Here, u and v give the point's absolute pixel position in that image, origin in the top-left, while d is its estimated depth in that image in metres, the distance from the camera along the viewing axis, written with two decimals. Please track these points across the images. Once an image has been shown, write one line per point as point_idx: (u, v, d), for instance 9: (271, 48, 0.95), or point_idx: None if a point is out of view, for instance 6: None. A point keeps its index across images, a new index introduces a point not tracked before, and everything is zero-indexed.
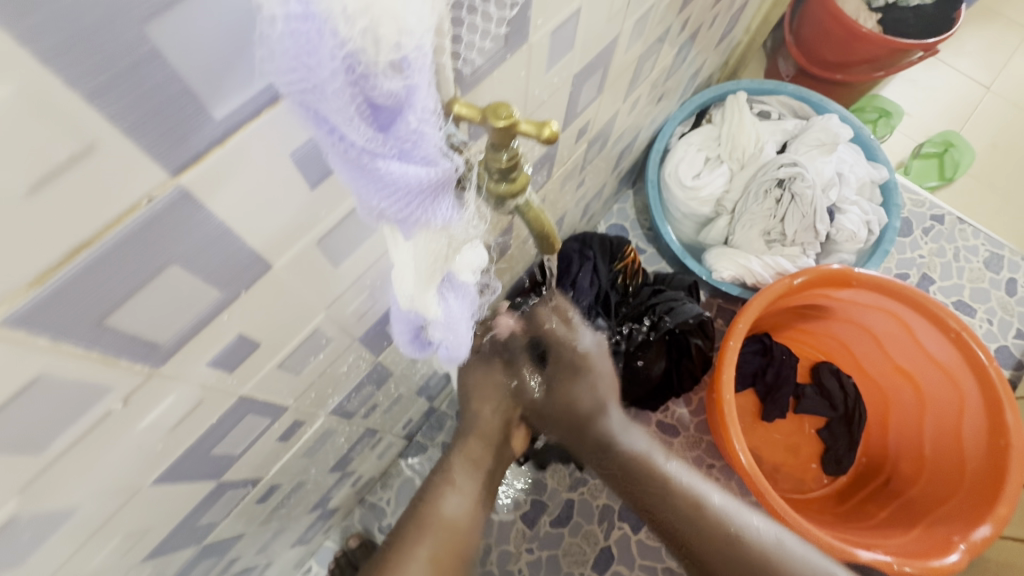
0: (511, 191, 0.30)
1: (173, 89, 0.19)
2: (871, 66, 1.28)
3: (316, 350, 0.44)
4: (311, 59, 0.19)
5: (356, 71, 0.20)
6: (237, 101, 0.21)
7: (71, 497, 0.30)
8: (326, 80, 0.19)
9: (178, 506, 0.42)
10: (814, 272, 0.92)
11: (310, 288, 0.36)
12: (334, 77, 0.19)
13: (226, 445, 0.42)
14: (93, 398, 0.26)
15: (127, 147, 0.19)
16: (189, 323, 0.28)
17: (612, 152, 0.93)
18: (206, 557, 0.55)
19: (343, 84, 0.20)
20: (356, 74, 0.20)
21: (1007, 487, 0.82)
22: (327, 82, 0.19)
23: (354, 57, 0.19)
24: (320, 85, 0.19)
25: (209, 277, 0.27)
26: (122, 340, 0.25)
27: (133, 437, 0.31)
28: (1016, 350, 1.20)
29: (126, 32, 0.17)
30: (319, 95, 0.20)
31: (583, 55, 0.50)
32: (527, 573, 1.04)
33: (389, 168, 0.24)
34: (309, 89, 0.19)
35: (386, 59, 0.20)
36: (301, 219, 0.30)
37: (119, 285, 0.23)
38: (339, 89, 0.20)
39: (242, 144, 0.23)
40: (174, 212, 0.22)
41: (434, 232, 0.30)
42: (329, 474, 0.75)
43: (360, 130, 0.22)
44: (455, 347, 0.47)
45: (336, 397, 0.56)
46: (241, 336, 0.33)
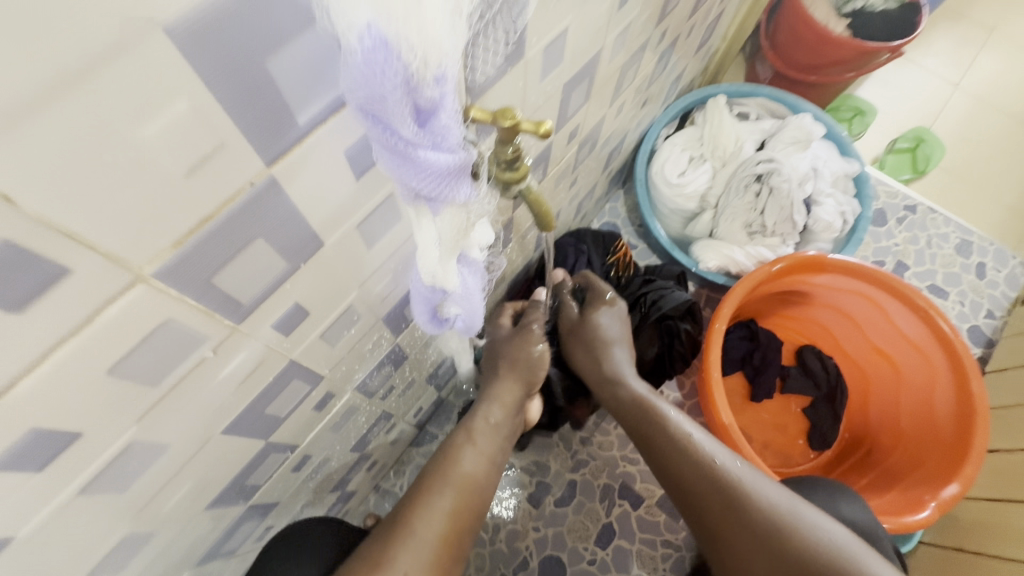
0: (515, 177, 0.38)
1: (276, 102, 0.26)
2: (843, 68, 1.36)
3: (349, 324, 0.51)
4: (379, 77, 0.26)
5: (410, 84, 0.27)
6: (314, 109, 0.29)
7: (167, 434, 0.37)
8: (388, 92, 0.27)
9: (236, 461, 0.49)
10: (791, 259, 1.00)
11: (350, 266, 0.44)
12: (395, 90, 0.27)
13: (275, 407, 0.49)
14: (195, 344, 0.33)
15: (244, 145, 0.27)
16: (263, 288, 0.35)
17: (602, 153, 1.01)
18: (249, 520, 0.62)
19: (402, 95, 0.27)
20: (409, 87, 0.27)
21: (974, 449, 0.89)
22: (390, 93, 0.27)
23: (411, 75, 0.26)
24: (384, 96, 0.27)
25: (281, 249, 0.35)
26: (220, 297, 0.32)
27: (215, 385, 0.38)
28: (988, 329, 1.28)
29: (253, 64, 0.24)
30: (382, 102, 0.27)
31: (571, 67, 0.58)
32: (535, 550, 1.10)
33: (427, 156, 0.31)
34: (374, 97, 0.27)
35: (432, 75, 0.27)
36: (347, 204, 0.37)
37: (224, 251, 0.30)
38: (398, 97, 0.27)
39: (313, 141, 0.30)
40: (265, 195, 0.30)
41: (456, 209, 0.37)
42: (350, 453, 0.81)
43: (408, 127, 0.29)
44: (470, 318, 0.55)
45: (361, 373, 0.63)
46: (297, 305, 0.41)
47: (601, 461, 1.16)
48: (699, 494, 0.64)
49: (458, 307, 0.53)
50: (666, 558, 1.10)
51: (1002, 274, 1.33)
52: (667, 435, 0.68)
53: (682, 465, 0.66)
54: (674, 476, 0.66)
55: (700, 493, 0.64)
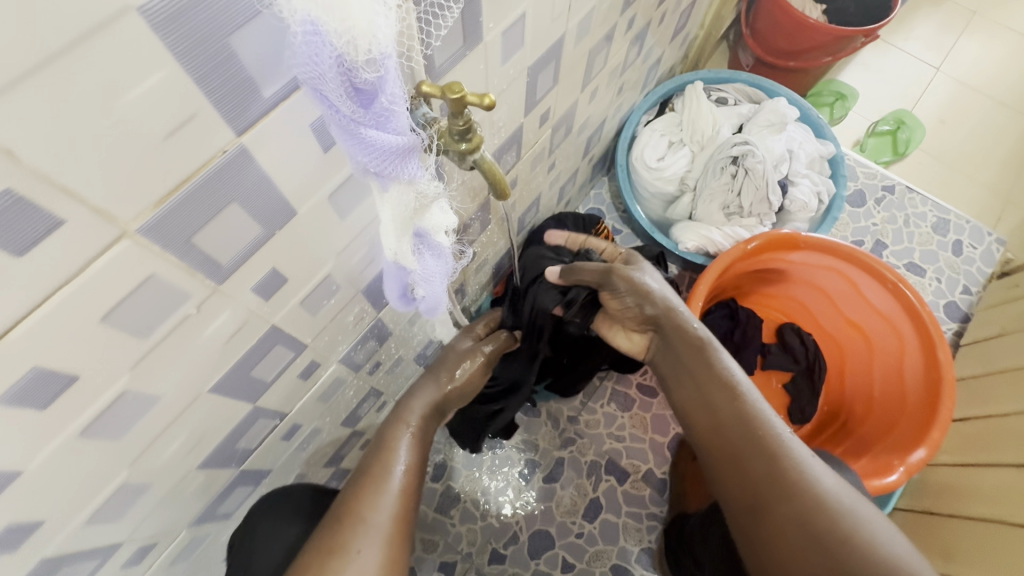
0: (469, 148, 0.42)
1: (241, 77, 0.30)
2: (821, 52, 1.39)
3: (328, 294, 0.55)
4: (316, 60, 0.30)
5: (344, 66, 0.31)
6: (277, 84, 0.32)
7: (158, 386, 0.41)
8: (326, 71, 0.31)
9: (225, 421, 0.53)
10: (765, 237, 1.03)
11: (324, 236, 0.47)
12: (331, 71, 0.31)
13: (260, 371, 0.53)
14: (179, 300, 0.37)
15: (214, 115, 0.30)
16: (240, 251, 0.39)
17: (580, 138, 1.04)
18: (243, 484, 0.66)
19: (336, 74, 0.31)
20: (346, 70, 0.32)
21: (939, 413, 0.92)
22: (327, 72, 0.31)
23: (343, 59, 0.31)
24: (321, 75, 0.31)
25: (255, 215, 0.38)
26: (200, 256, 0.36)
27: (200, 342, 0.42)
28: (964, 305, 1.31)
29: (218, 43, 0.28)
30: (320, 80, 0.31)
31: (534, 51, 0.61)
32: (524, 524, 1.14)
33: (370, 134, 0.36)
34: (314, 75, 0.31)
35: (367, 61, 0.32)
36: (317, 176, 0.41)
37: (202, 213, 0.34)
38: (332, 77, 0.31)
39: (278, 115, 0.34)
40: (237, 162, 0.34)
41: (405, 186, 0.42)
42: (341, 428, 0.85)
43: (348, 105, 0.33)
44: (432, 299, 0.60)
45: (345, 345, 0.67)
46: (275, 270, 0.44)
47: (588, 439, 1.20)
48: (746, 448, 0.65)
49: (422, 289, 0.57)
50: (651, 530, 1.13)
51: (977, 251, 1.37)
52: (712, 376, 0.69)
53: (734, 415, 0.67)
54: (728, 428, 0.67)
55: (746, 445, 0.65)
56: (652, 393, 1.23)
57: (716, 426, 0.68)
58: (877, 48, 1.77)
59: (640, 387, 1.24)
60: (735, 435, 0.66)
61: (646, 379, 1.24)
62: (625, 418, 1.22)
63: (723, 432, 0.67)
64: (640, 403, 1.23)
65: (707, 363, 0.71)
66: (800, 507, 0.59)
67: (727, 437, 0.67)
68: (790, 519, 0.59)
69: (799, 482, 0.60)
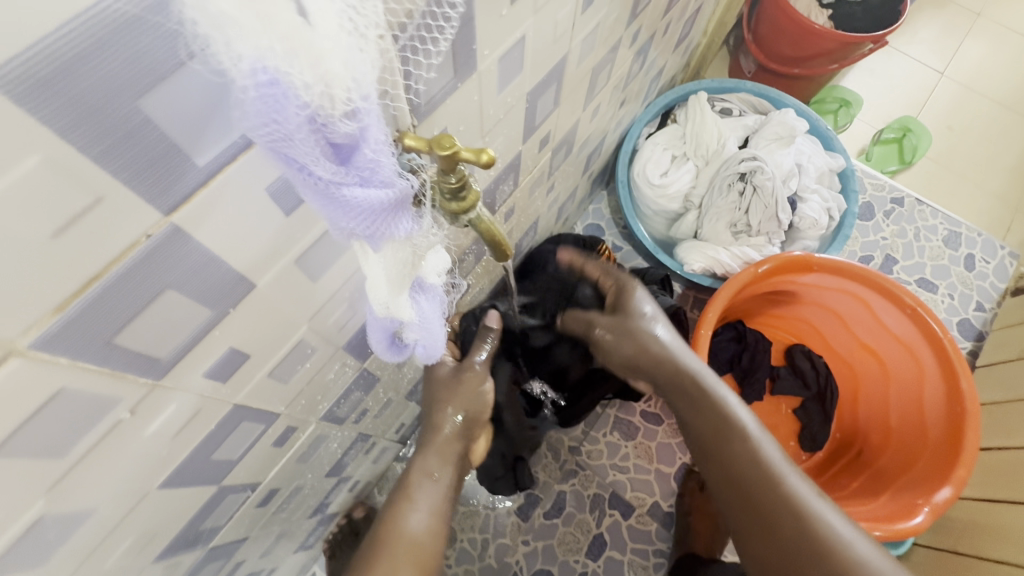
0: (462, 208, 0.35)
1: (164, 146, 0.23)
2: (827, 59, 1.33)
3: (302, 359, 0.47)
4: (279, 116, 0.23)
5: (316, 119, 0.25)
6: (217, 149, 0.25)
7: (88, 499, 0.34)
8: (292, 129, 0.24)
9: (184, 509, 0.46)
10: (777, 260, 0.97)
11: (292, 303, 0.40)
12: (299, 126, 0.24)
13: (225, 451, 0.46)
14: (105, 408, 0.30)
15: (128, 196, 0.23)
16: (185, 339, 0.32)
17: (580, 156, 0.98)
18: (211, 559, 0.59)
19: (307, 132, 0.24)
20: (317, 121, 0.25)
21: (965, 447, 0.87)
22: (294, 130, 0.24)
23: (314, 110, 0.24)
24: (289, 135, 0.24)
25: (200, 298, 0.31)
26: (128, 356, 0.29)
27: (141, 442, 0.35)
28: (977, 322, 1.27)
29: (126, 107, 0.21)
30: (288, 143, 0.24)
31: (534, 75, 0.54)
32: (524, 564, 1.08)
33: (353, 194, 0.28)
34: (278, 137, 0.24)
35: (339, 107, 0.25)
36: (279, 241, 0.34)
37: (125, 308, 0.27)
38: (304, 135, 0.24)
39: (222, 184, 0.27)
40: (168, 244, 0.27)
41: (399, 243, 0.35)
42: (325, 479, 0.78)
43: (324, 166, 0.26)
44: (432, 344, 0.52)
45: (325, 403, 0.59)
46: (233, 349, 0.37)
47: (591, 470, 1.13)
48: (764, 504, 0.59)
49: (416, 334, 0.49)
50: (659, 567, 1.07)
51: (990, 265, 1.32)
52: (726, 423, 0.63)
53: (750, 466, 0.61)
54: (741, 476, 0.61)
55: (765, 500, 0.59)
56: (657, 420, 1.16)
57: (728, 480, 0.62)
58: (881, 52, 1.71)
59: (644, 415, 1.17)
60: (751, 489, 0.60)
61: (651, 405, 1.17)
62: (630, 448, 1.15)
63: (738, 486, 0.61)
64: (645, 431, 1.16)
65: (714, 410, 0.65)
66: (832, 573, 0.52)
67: (742, 491, 0.61)
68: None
69: (828, 542, 0.54)
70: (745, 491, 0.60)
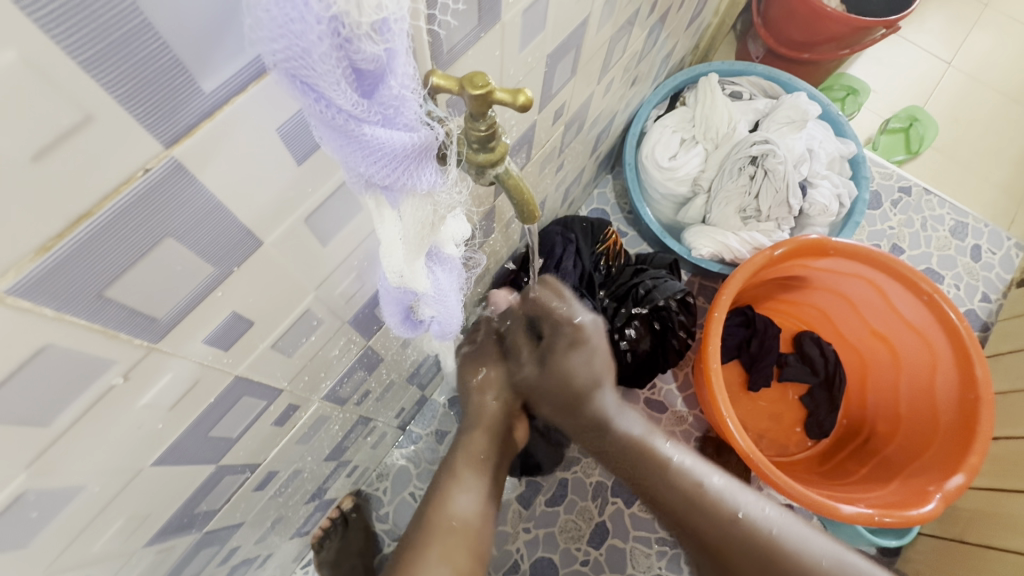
0: (490, 160, 0.32)
1: (164, 61, 0.20)
2: (838, 45, 1.29)
3: (307, 331, 0.44)
4: (297, 28, 0.20)
5: (341, 34, 0.22)
6: (226, 72, 0.22)
7: (77, 474, 0.31)
8: (313, 44, 0.21)
9: (178, 490, 0.43)
10: (792, 243, 0.95)
11: (299, 266, 0.37)
12: (320, 41, 0.21)
13: (223, 428, 0.43)
14: (95, 371, 0.27)
15: (120, 116, 0.20)
16: (185, 299, 0.29)
17: (590, 135, 0.94)
18: (205, 545, 0.56)
19: (329, 48, 0.21)
20: (340, 38, 0.21)
21: (978, 436, 0.86)
22: (314, 46, 0.21)
23: (339, 19, 0.21)
24: (308, 50, 0.21)
25: (202, 252, 0.28)
26: (121, 313, 0.26)
27: (134, 413, 0.32)
28: (983, 313, 1.26)
29: (120, 4, 0.18)
30: (307, 62, 0.21)
31: (555, 35, 0.51)
32: (525, 552, 1.05)
33: (375, 133, 0.26)
34: (296, 54, 0.21)
35: (367, 21, 0.22)
36: (289, 194, 0.31)
37: (118, 258, 0.24)
38: (325, 52, 0.21)
39: (230, 118, 0.24)
40: (169, 183, 0.24)
41: (419, 198, 0.31)
42: (325, 463, 0.75)
43: (346, 96, 0.23)
44: (449, 321, 0.49)
45: (329, 381, 0.56)
46: (236, 314, 0.34)
47: (593, 458, 1.10)
48: (707, 527, 0.67)
49: (433, 309, 0.46)
50: (660, 555, 1.05)
51: (997, 256, 1.31)
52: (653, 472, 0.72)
53: (673, 497, 0.70)
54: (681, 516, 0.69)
55: (705, 526, 0.67)
56: (661, 409, 1.13)
57: (672, 515, 0.71)
58: (888, 41, 1.69)
59: (648, 403, 1.14)
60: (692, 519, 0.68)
61: (655, 393, 1.14)
62: None
63: (678, 516, 0.70)
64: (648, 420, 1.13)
65: (652, 458, 0.72)
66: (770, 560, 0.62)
67: (682, 516, 0.70)
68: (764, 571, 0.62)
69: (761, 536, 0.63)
70: (689, 523, 0.69)
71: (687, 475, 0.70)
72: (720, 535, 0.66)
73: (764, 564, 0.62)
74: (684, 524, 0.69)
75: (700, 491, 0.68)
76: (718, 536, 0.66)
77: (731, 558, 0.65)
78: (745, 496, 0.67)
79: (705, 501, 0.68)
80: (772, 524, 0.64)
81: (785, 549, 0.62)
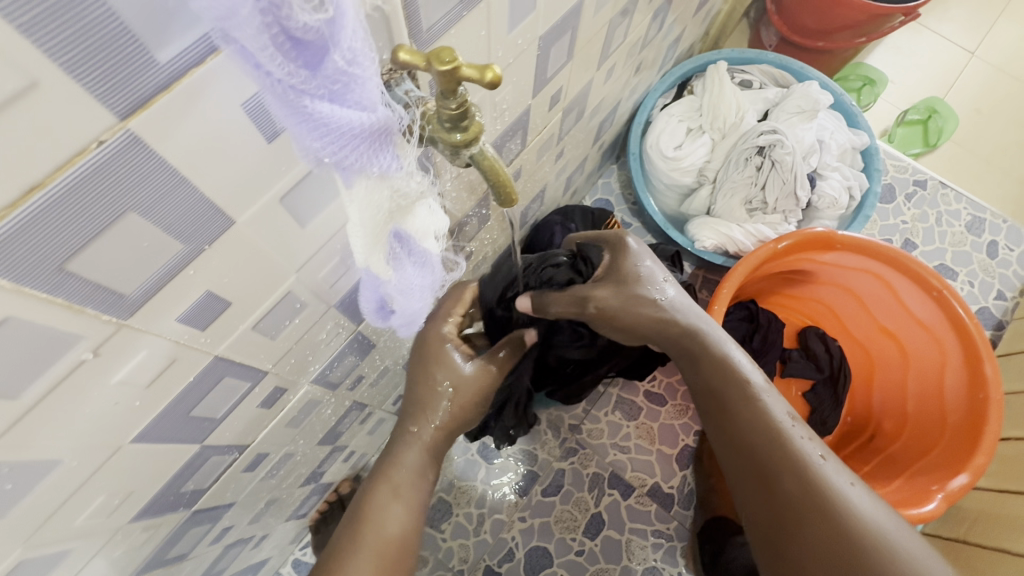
0: (465, 139, 0.31)
1: (112, 28, 0.20)
2: (853, 33, 1.25)
3: (291, 314, 0.44)
4: None
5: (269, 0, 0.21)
6: (180, 44, 0.22)
7: (51, 449, 0.32)
8: (238, 6, 0.20)
9: (162, 469, 0.44)
10: (798, 236, 0.92)
11: (275, 249, 0.36)
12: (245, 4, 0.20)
13: (205, 408, 0.43)
14: (62, 346, 0.27)
15: (70, 87, 0.20)
16: (155, 275, 0.29)
17: (592, 123, 0.93)
18: (194, 524, 0.57)
19: (256, 11, 0.21)
20: (268, 4, 0.21)
21: (985, 437, 0.84)
22: (241, 8, 0.20)
23: None
24: (233, 13, 0.20)
25: (169, 228, 0.28)
26: (85, 287, 0.26)
27: (107, 390, 0.32)
28: (997, 311, 1.22)
29: None
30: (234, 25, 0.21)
31: (547, 17, 0.49)
32: (520, 541, 1.05)
33: (318, 108, 0.25)
34: (224, 15, 0.20)
35: None
36: (262, 172, 0.31)
37: (73, 234, 0.24)
38: (250, 16, 0.20)
39: (189, 92, 0.24)
40: (127, 157, 0.23)
41: (374, 181, 0.31)
42: (318, 446, 0.75)
43: (280, 65, 0.23)
44: (409, 315, 0.48)
45: (317, 364, 0.55)
46: (211, 294, 0.34)
47: (591, 449, 1.10)
48: (769, 466, 0.57)
49: (400, 303, 0.46)
50: (656, 548, 1.04)
51: (1014, 253, 1.27)
52: (742, 395, 0.60)
53: (758, 431, 0.58)
54: (752, 452, 0.58)
55: (772, 467, 0.56)
56: (661, 402, 1.12)
57: (740, 437, 0.59)
58: (908, 30, 1.62)
59: (647, 394, 1.13)
60: (758, 450, 0.58)
61: (655, 385, 1.13)
62: (632, 428, 1.11)
63: (742, 442, 0.59)
64: (647, 412, 1.12)
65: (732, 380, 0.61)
66: (847, 530, 0.51)
67: (746, 451, 0.59)
68: (832, 547, 0.51)
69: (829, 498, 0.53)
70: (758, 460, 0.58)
71: (773, 413, 0.59)
72: (795, 481, 0.55)
73: (824, 519, 0.52)
74: (736, 457, 0.60)
75: (786, 430, 0.58)
76: (784, 480, 0.55)
77: (791, 516, 0.54)
78: (839, 471, 0.56)
79: (783, 440, 0.57)
80: (857, 500, 0.53)
81: (866, 527, 0.51)
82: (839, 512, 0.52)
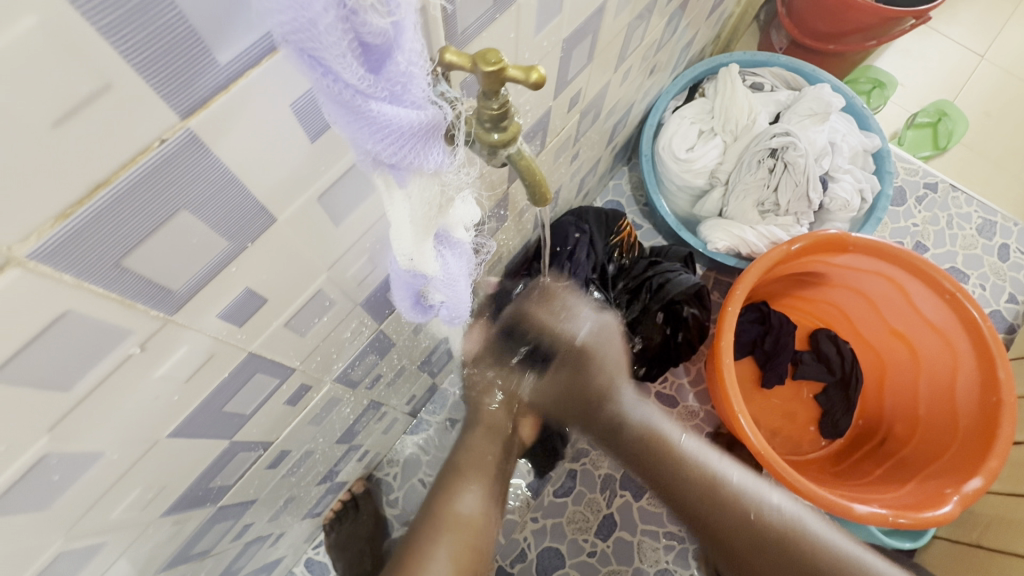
0: (503, 139, 0.32)
1: (181, 30, 0.20)
2: (864, 35, 1.25)
3: (320, 311, 0.44)
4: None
5: (346, 6, 0.22)
6: (239, 45, 0.23)
7: (95, 442, 0.32)
8: (318, 16, 0.21)
9: (193, 465, 0.44)
10: (811, 238, 0.93)
11: (311, 247, 0.37)
12: (325, 12, 0.21)
13: (236, 405, 0.43)
14: (113, 341, 0.28)
15: (139, 87, 0.20)
16: (200, 272, 0.30)
17: (606, 125, 0.93)
18: (217, 521, 0.58)
19: (334, 20, 0.21)
20: (345, 10, 0.22)
21: (998, 440, 0.84)
22: (320, 17, 0.21)
23: None
24: (312, 22, 0.21)
25: (216, 225, 0.28)
26: (138, 283, 0.27)
27: (150, 385, 0.33)
28: (1009, 314, 1.22)
29: None
30: (312, 35, 0.21)
31: (571, 19, 0.50)
32: (532, 541, 1.05)
33: (382, 110, 0.26)
34: (302, 26, 0.21)
35: None
36: (304, 171, 0.31)
37: (131, 232, 0.24)
38: (330, 23, 0.21)
39: (244, 92, 0.24)
40: (185, 156, 0.24)
41: (427, 177, 0.32)
42: (336, 445, 0.76)
43: (352, 70, 0.23)
44: (457, 308, 0.49)
45: (340, 363, 0.56)
46: (250, 291, 0.34)
47: (602, 450, 1.09)
48: (713, 520, 0.65)
49: (442, 295, 0.46)
50: (668, 550, 1.04)
51: None
52: (670, 458, 0.69)
53: (693, 486, 0.67)
54: (695, 510, 0.66)
55: (718, 514, 0.65)
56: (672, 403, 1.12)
57: (683, 500, 0.67)
58: (918, 33, 1.62)
59: (658, 395, 1.13)
60: (697, 504, 0.66)
61: (666, 387, 1.13)
62: None
63: (686, 504, 0.67)
64: None
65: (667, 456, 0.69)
66: (788, 546, 0.62)
67: (692, 510, 0.67)
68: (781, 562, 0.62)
69: (777, 527, 0.63)
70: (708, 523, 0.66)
71: (701, 463, 0.68)
72: (733, 522, 0.64)
73: (767, 544, 0.63)
74: (687, 517, 0.67)
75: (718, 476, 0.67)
76: (721, 522, 0.65)
77: (737, 551, 0.65)
78: (765, 492, 0.66)
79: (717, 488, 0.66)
80: (787, 512, 0.65)
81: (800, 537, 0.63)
82: (781, 533, 0.63)
